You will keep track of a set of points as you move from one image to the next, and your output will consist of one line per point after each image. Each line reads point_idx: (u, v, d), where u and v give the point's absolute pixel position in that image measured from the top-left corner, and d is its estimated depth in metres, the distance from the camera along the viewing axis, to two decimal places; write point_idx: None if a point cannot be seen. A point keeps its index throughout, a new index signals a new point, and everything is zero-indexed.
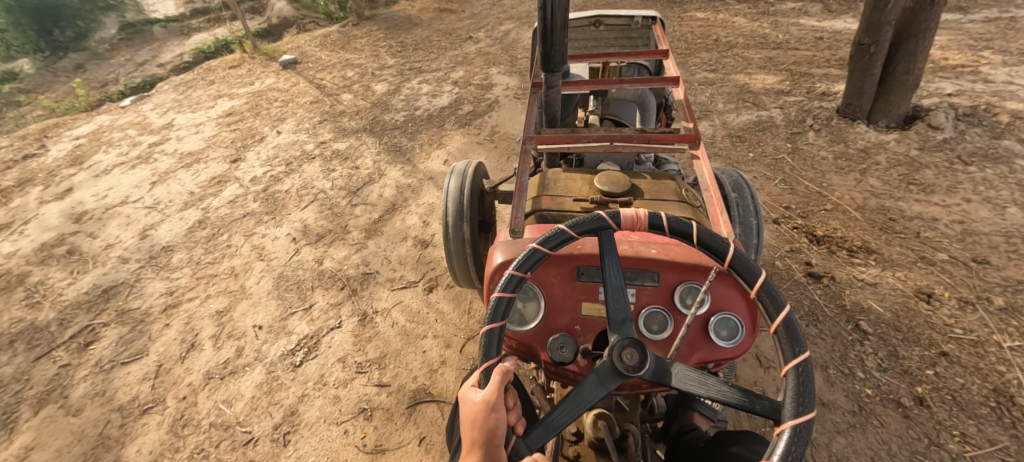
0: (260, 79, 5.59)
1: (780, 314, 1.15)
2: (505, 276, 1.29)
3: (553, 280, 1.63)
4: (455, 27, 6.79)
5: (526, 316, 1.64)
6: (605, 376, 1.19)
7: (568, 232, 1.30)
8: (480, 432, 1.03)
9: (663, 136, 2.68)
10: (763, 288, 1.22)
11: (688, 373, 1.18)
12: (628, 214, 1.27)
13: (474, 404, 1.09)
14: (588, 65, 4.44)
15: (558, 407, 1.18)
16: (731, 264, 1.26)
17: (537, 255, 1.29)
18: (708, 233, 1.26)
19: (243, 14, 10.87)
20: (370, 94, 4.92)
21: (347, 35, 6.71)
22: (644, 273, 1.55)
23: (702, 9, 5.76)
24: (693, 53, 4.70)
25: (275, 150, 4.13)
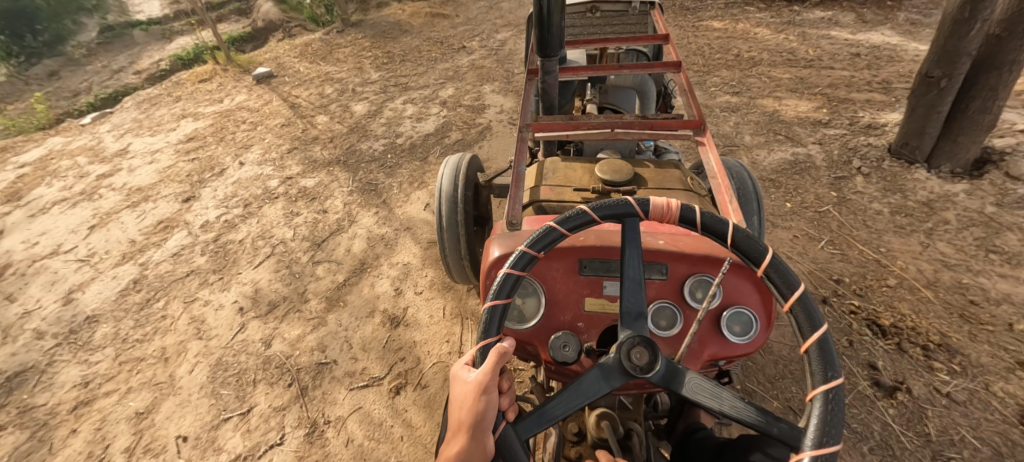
0: (230, 96, 5.07)
1: (817, 334, 1.07)
2: (518, 253, 1.30)
3: (555, 275, 1.56)
4: (447, 36, 6.24)
5: (526, 313, 1.56)
6: (609, 373, 1.23)
7: (590, 215, 1.29)
8: (471, 414, 1.13)
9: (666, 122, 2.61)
10: (800, 302, 1.13)
11: (702, 384, 1.19)
12: (658, 203, 1.24)
13: (467, 386, 1.18)
14: (584, 53, 4.23)
15: (554, 399, 1.23)
16: (769, 272, 1.18)
17: (553, 236, 1.31)
18: (744, 236, 1.22)
19: (228, 15, 10.31)
20: (347, 116, 4.37)
21: (329, 43, 6.17)
22: (653, 265, 1.61)
23: (718, 17, 5.21)
24: (711, 71, 4.15)
25: (234, 186, 3.60)
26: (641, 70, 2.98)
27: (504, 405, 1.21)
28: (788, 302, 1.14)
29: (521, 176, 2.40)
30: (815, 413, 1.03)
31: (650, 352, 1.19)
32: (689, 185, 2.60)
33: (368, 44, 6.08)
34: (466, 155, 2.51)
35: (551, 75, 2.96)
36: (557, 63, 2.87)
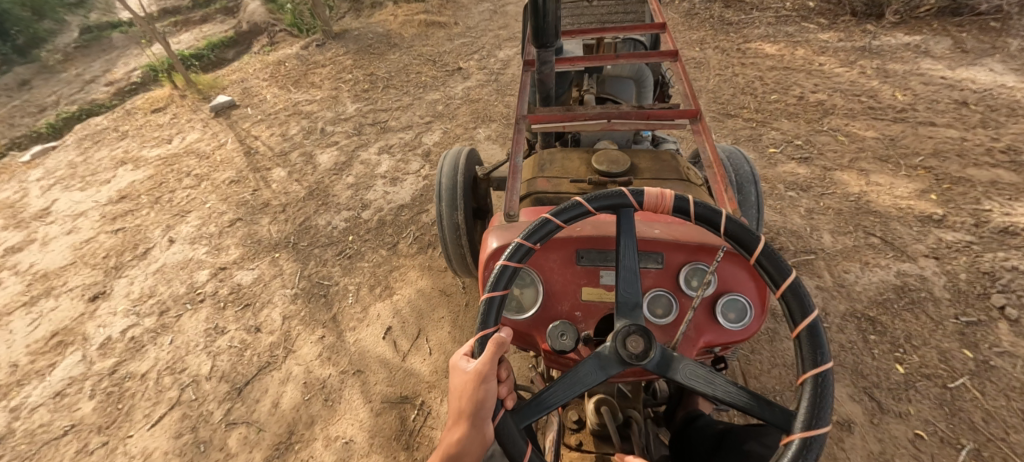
0: (181, 133, 4.30)
1: (807, 321, 1.01)
2: (513, 245, 1.18)
3: (552, 265, 1.42)
4: (442, 53, 5.34)
5: (524, 303, 1.43)
6: (606, 361, 1.11)
7: (585, 207, 1.17)
8: (468, 402, 0.99)
9: (662, 112, 2.46)
10: (791, 290, 1.07)
11: (697, 370, 1.09)
12: (652, 194, 1.14)
13: (464, 375, 1.04)
14: (581, 44, 3.95)
15: (552, 387, 1.10)
16: (760, 261, 1.11)
17: (547, 228, 1.18)
18: (737, 227, 1.13)
19: (214, 14, 9.52)
20: (308, 171, 3.55)
21: (306, 61, 5.34)
22: (648, 254, 1.47)
23: (769, 38, 4.24)
24: (767, 121, 3.22)
25: (155, 278, 2.85)
26: (635, 60, 2.86)
27: (504, 393, 1.06)
28: (780, 288, 1.07)
29: (517, 168, 2.28)
30: (805, 394, 0.99)
31: (648, 344, 1.08)
32: (685, 175, 2.42)
33: (349, 62, 5.23)
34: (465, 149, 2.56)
35: (548, 65, 2.83)
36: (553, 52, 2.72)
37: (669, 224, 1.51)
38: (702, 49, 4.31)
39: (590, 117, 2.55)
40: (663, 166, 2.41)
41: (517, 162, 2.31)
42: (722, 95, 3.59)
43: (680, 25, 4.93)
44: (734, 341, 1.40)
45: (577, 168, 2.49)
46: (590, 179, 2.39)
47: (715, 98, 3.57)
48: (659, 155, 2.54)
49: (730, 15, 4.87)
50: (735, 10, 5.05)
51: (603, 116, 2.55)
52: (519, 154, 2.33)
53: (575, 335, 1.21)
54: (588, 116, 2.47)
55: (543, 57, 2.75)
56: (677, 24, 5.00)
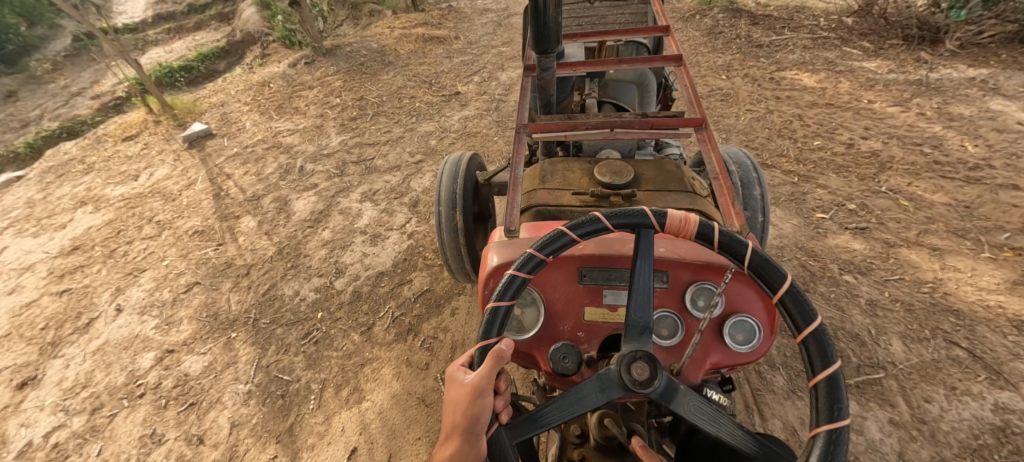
0: (150, 168, 3.92)
1: (829, 374, 0.85)
2: (524, 256, 1.07)
3: (554, 282, 1.43)
4: (439, 74, 4.90)
5: (525, 323, 1.43)
6: (608, 384, 1.00)
7: (601, 222, 1.04)
8: (462, 416, 0.89)
9: (668, 120, 2.19)
10: (816, 337, 0.89)
11: (701, 406, 0.99)
12: (677, 215, 0.99)
13: (461, 385, 0.95)
14: (583, 48, 3.78)
15: (548, 404, 1.00)
16: (784, 301, 0.93)
17: (559, 242, 1.07)
18: (763, 259, 0.96)
19: (208, 21, 9.18)
20: (281, 221, 3.13)
21: (292, 82, 4.93)
22: (655, 273, 1.30)
23: (805, 65, 3.74)
24: (812, 174, 2.74)
25: (93, 361, 2.46)
26: (641, 65, 2.71)
27: (500, 406, 0.98)
28: (801, 333, 0.90)
29: (517, 178, 2.06)
30: (815, 450, 0.83)
31: (655, 371, 0.98)
32: (691, 187, 2.13)
33: (338, 84, 4.80)
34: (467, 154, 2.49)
35: (549, 71, 2.58)
36: (555, 59, 2.48)
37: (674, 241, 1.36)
38: (729, 76, 3.81)
39: (593, 125, 2.27)
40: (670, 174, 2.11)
41: (517, 172, 2.08)
42: (755, 138, 3.11)
43: (702, 46, 4.43)
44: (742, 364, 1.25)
45: (579, 179, 2.22)
46: (593, 191, 2.07)
47: (747, 142, 3.10)
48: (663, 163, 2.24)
49: (760, 37, 4.37)
50: (764, 30, 4.54)
51: (607, 123, 2.28)
52: (520, 164, 2.10)
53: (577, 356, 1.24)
54: (593, 125, 2.25)
55: (545, 63, 2.49)
56: (698, 44, 4.50)
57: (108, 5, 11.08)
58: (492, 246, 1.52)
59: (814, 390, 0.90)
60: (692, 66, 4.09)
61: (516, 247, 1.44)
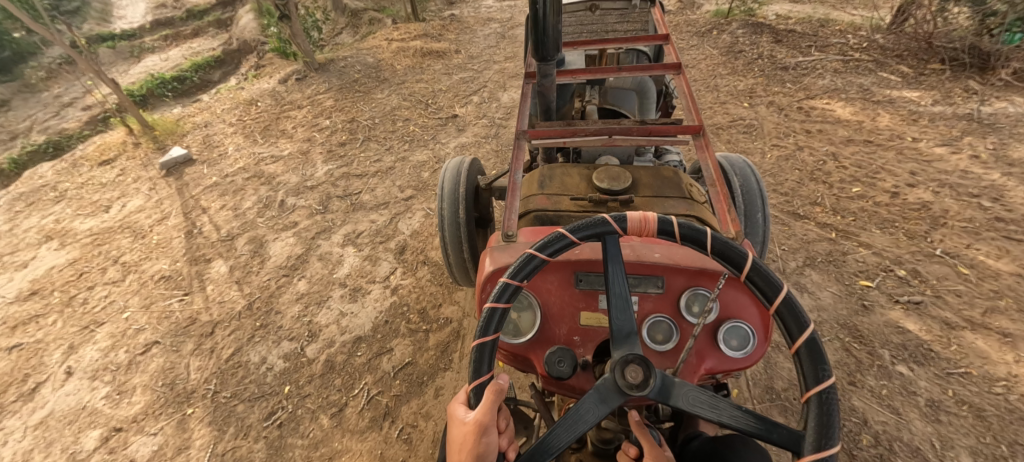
0: (124, 198, 3.65)
1: (806, 336, 0.84)
2: (499, 285, 0.99)
3: (549, 286, 1.21)
4: (436, 93, 4.59)
5: (520, 326, 1.20)
6: (606, 394, 0.89)
7: (566, 238, 0.98)
8: (468, 459, 0.87)
9: (665, 128, 2.08)
10: (787, 306, 0.88)
11: (697, 395, 0.88)
12: (634, 217, 0.94)
13: (461, 426, 0.92)
14: (582, 55, 3.82)
15: (553, 428, 0.87)
16: (750, 277, 0.91)
17: (531, 262, 1.00)
18: (724, 244, 0.92)
19: (206, 28, 8.99)
20: (254, 268, 2.84)
21: (281, 100, 4.65)
22: (648, 278, 1.18)
23: (837, 93, 3.39)
24: (852, 229, 2.40)
25: (33, 438, 2.19)
26: (639, 73, 2.53)
27: (503, 444, 0.94)
28: (796, 344, 0.85)
29: (515, 183, 1.94)
30: (810, 416, 0.82)
31: (651, 374, 0.86)
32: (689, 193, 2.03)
33: (329, 104, 4.50)
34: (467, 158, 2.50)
35: (549, 78, 2.50)
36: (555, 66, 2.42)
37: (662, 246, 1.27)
38: (752, 104, 3.47)
39: (592, 131, 2.16)
40: (668, 180, 2.01)
41: (517, 179, 1.96)
42: (783, 180, 2.77)
43: (721, 67, 4.09)
44: (740, 367, 1.15)
45: (576, 184, 2.09)
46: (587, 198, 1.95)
47: (774, 184, 2.76)
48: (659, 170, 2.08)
49: (784, 58, 4.01)
50: (788, 49, 4.18)
51: (605, 130, 2.15)
52: (520, 170, 1.96)
53: (573, 359, 1.13)
54: (593, 131, 2.13)
55: (544, 70, 2.43)
56: (716, 64, 4.16)
57: (109, 10, 10.92)
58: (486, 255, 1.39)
59: (807, 406, 0.84)
60: (710, 91, 3.75)
61: (511, 252, 1.33)
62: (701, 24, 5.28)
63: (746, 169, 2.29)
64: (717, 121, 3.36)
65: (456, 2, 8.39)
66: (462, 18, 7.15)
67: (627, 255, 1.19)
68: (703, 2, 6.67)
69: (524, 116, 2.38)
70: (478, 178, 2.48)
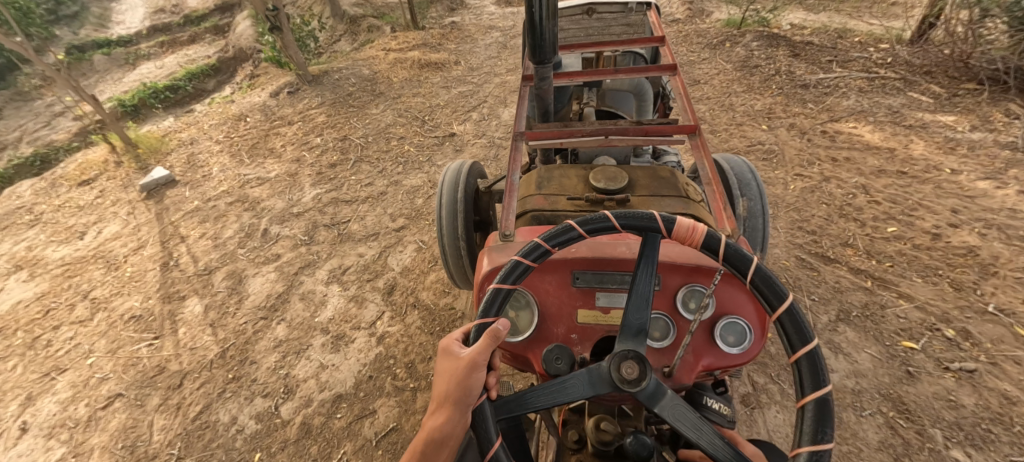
0: (100, 223, 3.44)
1: (820, 393, 0.82)
2: (531, 243, 1.02)
3: (548, 286, 1.25)
4: (434, 109, 4.36)
5: (518, 325, 1.23)
6: (597, 380, 0.97)
7: (610, 221, 0.99)
8: (455, 385, 0.89)
9: (660, 129, 2.18)
10: (810, 359, 0.86)
11: (685, 412, 0.93)
12: (686, 225, 0.95)
13: (453, 357, 0.94)
14: (580, 59, 4.06)
15: (537, 387, 0.96)
16: (781, 319, 0.90)
17: (539, 249, 1.03)
18: (765, 279, 0.92)
19: (203, 34, 8.82)
20: (230, 308, 2.61)
21: (271, 115, 4.44)
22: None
23: (864, 116, 3.13)
24: (889, 277, 2.15)
25: None
26: (635, 74, 2.70)
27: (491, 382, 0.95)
28: (807, 396, 0.84)
29: (513, 185, 2.07)
30: None
31: (644, 367, 0.94)
32: (684, 191, 2.09)
33: (320, 121, 4.27)
34: (467, 160, 2.56)
35: (546, 81, 2.63)
36: (552, 68, 2.54)
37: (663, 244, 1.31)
38: (771, 127, 3.22)
39: (587, 132, 2.28)
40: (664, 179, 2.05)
41: (514, 180, 2.10)
42: (809, 216, 2.53)
43: (736, 84, 3.83)
44: (736, 365, 1.19)
45: (574, 186, 2.17)
46: (585, 196, 1.99)
47: (798, 220, 2.52)
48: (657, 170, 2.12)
49: (803, 74, 3.75)
50: (807, 65, 3.92)
51: (601, 131, 2.28)
52: (518, 171, 2.10)
53: (571, 357, 1.10)
54: (587, 132, 2.25)
55: (542, 73, 2.55)
56: (730, 80, 3.91)
57: (107, 15, 10.82)
58: (487, 251, 1.43)
59: (801, 410, 0.86)
60: (725, 110, 3.51)
61: (509, 252, 1.36)
62: (713, 36, 5.03)
63: (745, 164, 2.27)
64: (734, 145, 3.12)
65: (457, 9, 8.19)
66: (463, 26, 6.94)
67: (626, 252, 1.23)
68: (712, 11, 6.42)
69: (524, 117, 2.52)
70: (478, 182, 2.59)
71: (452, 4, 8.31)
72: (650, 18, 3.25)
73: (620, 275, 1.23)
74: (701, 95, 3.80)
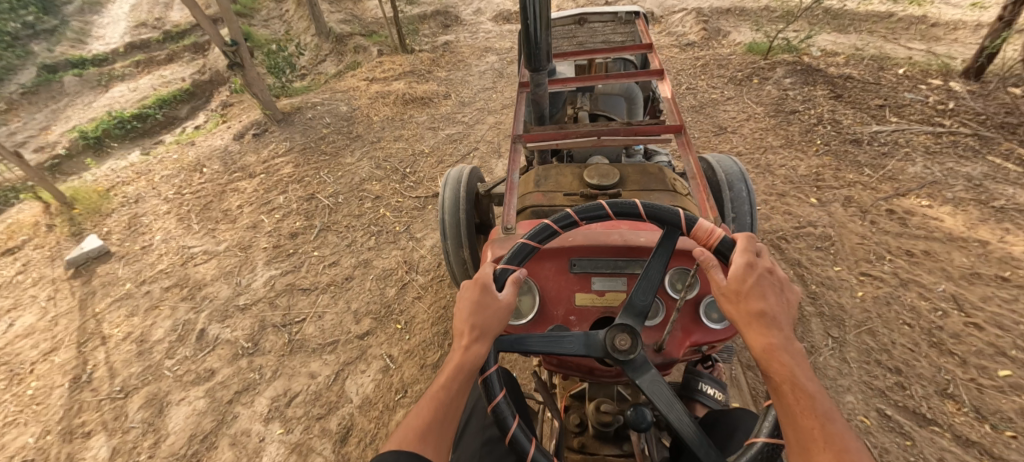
0: (12, 312, 2.87)
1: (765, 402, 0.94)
2: (563, 211, 1.21)
3: (549, 273, 1.55)
4: (417, 158, 3.77)
5: (523, 308, 1.51)
6: (592, 343, 1.20)
7: (639, 209, 1.17)
8: (496, 322, 1.10)
9: (647, 127, 2.34)
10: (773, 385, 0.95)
11: (663, 389, 1.10)
12: (705, 226, 1.11)
13: (492, 296, 1.13)
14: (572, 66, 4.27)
15: (536, 337, 1.21)
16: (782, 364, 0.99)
17: (567, 219, 1.21)
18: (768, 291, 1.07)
19: (182, 52, 8.30)
20: (140, 455, 2.05)
21: (232, 164, 3.86)
22: (636, 261, 1.54)
23: (940, 191, 2.54)
24: (1013, 457, 1.58)
25: None
26: (626, 79, 2.85)
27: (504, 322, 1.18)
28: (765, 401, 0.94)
29: (512, 184, 2.19)
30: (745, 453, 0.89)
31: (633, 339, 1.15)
32: (671, 185, 2.21)
33: (285, 175, 3.69)
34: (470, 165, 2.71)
35: (541, 87, 2.68)
36: (546, 74, 2.59)
37: (653, 234, 1.60)
38: (822, 201, 2.63)
39: (582, 134, 2.39)
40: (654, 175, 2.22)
41: (514, 180, 2.21)
42: (889, 342, 1.95)
43: (771, 135, 3.25)
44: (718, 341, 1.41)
45: (569, 183, 2.30)
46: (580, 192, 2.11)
47: (874, 348, 1.94)
48: (646, 167, 2.29)
49: (853, 126, 3.15)
50: (855, 112, 3.33)
51: (594, 132, 2.41)
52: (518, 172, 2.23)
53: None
54: (581, 135, 2.36)
55: (537, 79, 2.61)
56: (764, 130, 3.32)
57: (88, 29, 10.33)
58: (495, 245, 1.70)
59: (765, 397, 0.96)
60: (761, 173, 2.94)
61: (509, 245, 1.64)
62: (736, 67, 4.43)
63: (735, 161, 2.40)
64: (778, 225, 2.54)
65: (451, 26, 7.66)
66: (456, 48, 6.38)
67: (618, 241, 1.55)
68: (729, 32, 5.87)
69: (520, 121, 2.63)
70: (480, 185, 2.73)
71: (446, 20, 7.80)
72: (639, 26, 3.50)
73: (611, 262, 1.54)
74: (731, 150, 3.21)
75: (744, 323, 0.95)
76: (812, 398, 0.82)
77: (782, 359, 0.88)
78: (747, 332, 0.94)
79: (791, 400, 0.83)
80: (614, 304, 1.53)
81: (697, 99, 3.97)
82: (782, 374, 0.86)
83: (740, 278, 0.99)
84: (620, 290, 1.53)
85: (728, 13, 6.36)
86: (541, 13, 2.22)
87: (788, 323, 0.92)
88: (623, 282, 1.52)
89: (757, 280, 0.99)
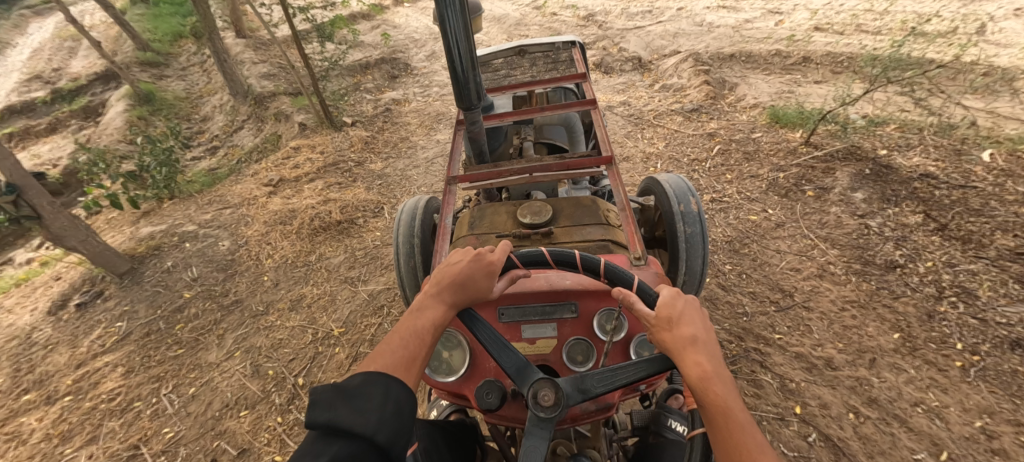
0: None
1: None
2: (575, 255, 1.05)
3: None
4: (320, 350, 2.42)
5: (452, 364, 1.25)
6: (524, 379, 0.97)
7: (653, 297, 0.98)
8: (477, 294, 1.01)
9: (582, 160, 2.02)
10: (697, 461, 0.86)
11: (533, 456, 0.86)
12: (666, 292, 0.93)
13: (489, 269, 1.04)
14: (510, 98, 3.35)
15: (488, 336, 1.01)
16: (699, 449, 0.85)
17: (592, 265, 1.06)
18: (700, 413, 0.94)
19: (68, 119, 6.74)
20: None
21: (22, 376, 2.44)
22: (561, 304, 1.29)
23: None
24: None
25: None
26: (561, 111, 2.43)
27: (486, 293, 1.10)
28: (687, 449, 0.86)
29: (446, 228, 1.85)
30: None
31: (560, 393, 0.92)
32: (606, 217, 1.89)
33: (104, 397, 2.30)
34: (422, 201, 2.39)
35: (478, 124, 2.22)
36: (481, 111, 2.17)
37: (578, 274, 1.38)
38: None
39: (516, 171, 2.07)
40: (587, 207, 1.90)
41: (447, 223, 1.88)
42: None
43: (873, 319, 2.05)
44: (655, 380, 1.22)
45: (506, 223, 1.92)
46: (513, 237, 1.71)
47: None
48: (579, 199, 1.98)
49: (999, 305, 2.00)
50: (987, 269, 2.17)
51: (528, 169, 2.07)
52: (450, 213, 1.91)
53: (501, 391, 1.16)
54: (516, 171, 2.04)
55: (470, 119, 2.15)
56: (855, 305, 2.13)
57: None
58: None
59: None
60: (884, 419, 1.73)
61: None
62: (771, 158, 3.23)
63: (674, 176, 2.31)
64: None
65: (399, 77, 6.36)
66: (400, 114, 5.06)
67: (541, 281, 1.33)
68: (736, 84, 4.77)
69: (454, 161, 2.19)
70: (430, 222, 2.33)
71: (394, 69, 6.51)
72: (577, 56, 2.90)
73: (538, 307, 1.29)
74: (813, 352, 1.99)
75: (678, 350, 0.84)
76: (740, 429, 0.72)
77: (717, 389, 0.77)
78: (677, 360, 0.83)
79: (718, 433, 0.73)
80: (545, 353, 1.26)
81: (731, 223, 2.74)
82: (712, 401, 0.76)
83: (669, 305, 0.90)
84: (551, 337, 1.26)
85: (732, 59, 5.24)
86: (466, 50, 1.86)
87: (718, 353, 0.83)
88: (551, 328, 1.27)
89: (687, 307, 0.91)
